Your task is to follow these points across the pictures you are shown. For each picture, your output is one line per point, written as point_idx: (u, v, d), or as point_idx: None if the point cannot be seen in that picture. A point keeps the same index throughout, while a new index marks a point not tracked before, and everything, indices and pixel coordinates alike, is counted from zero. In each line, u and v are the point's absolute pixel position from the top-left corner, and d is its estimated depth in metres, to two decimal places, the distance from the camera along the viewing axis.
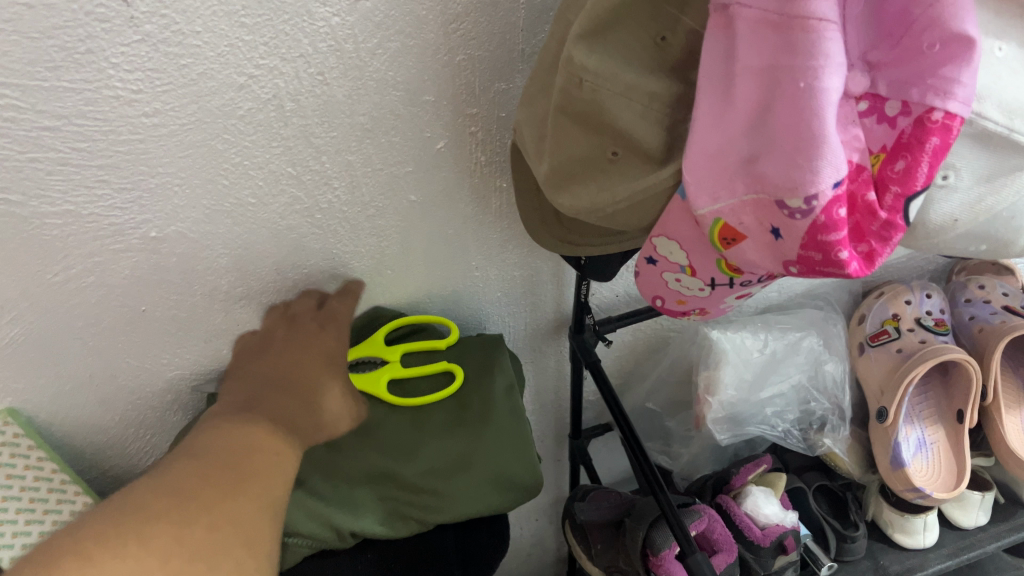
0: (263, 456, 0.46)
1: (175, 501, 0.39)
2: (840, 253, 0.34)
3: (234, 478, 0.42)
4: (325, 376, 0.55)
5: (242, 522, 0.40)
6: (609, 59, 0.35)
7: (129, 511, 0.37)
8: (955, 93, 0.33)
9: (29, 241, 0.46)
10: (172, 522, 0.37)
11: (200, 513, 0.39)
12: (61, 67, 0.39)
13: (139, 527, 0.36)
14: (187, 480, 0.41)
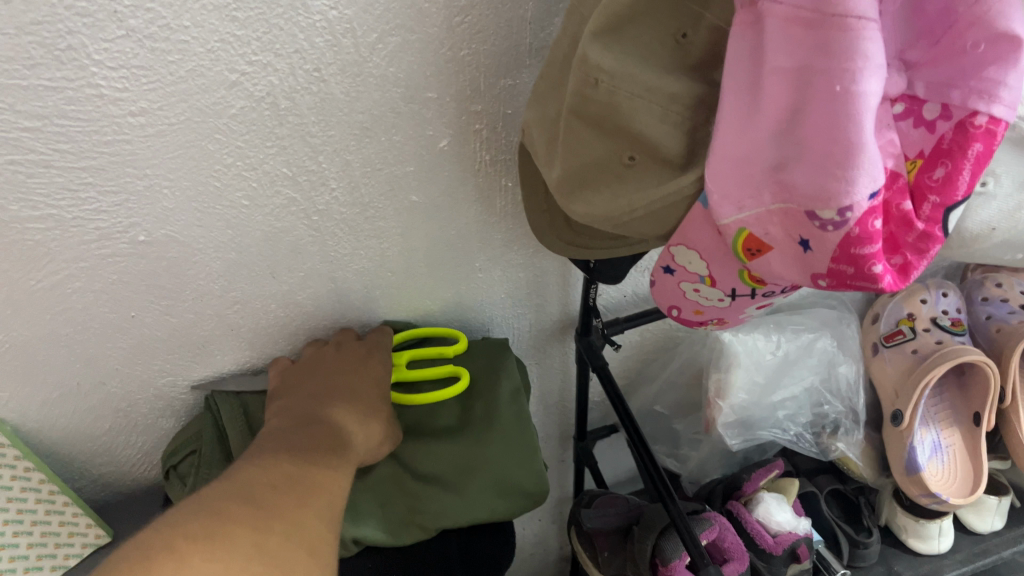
0: (326, 475, 0.43)
1: (253, 516, 0.36)
2: (874, 268, 0.32)
3: (303, 497, 0.40)
4: (376, 400, 0.53)
5: (320, 542, 0.38)
6: (626, 59, 0.33)
7: (209, 523, 0.34)
8: (999, 96, 0.30)
9: (10, 246, 0.43)
10: (257, 538, 0.35)
11: (281, 532, 0.36)
12: (41, 64, 0.37)
13: (226, 542, 0.33)
14: (261, 496, 0.38)
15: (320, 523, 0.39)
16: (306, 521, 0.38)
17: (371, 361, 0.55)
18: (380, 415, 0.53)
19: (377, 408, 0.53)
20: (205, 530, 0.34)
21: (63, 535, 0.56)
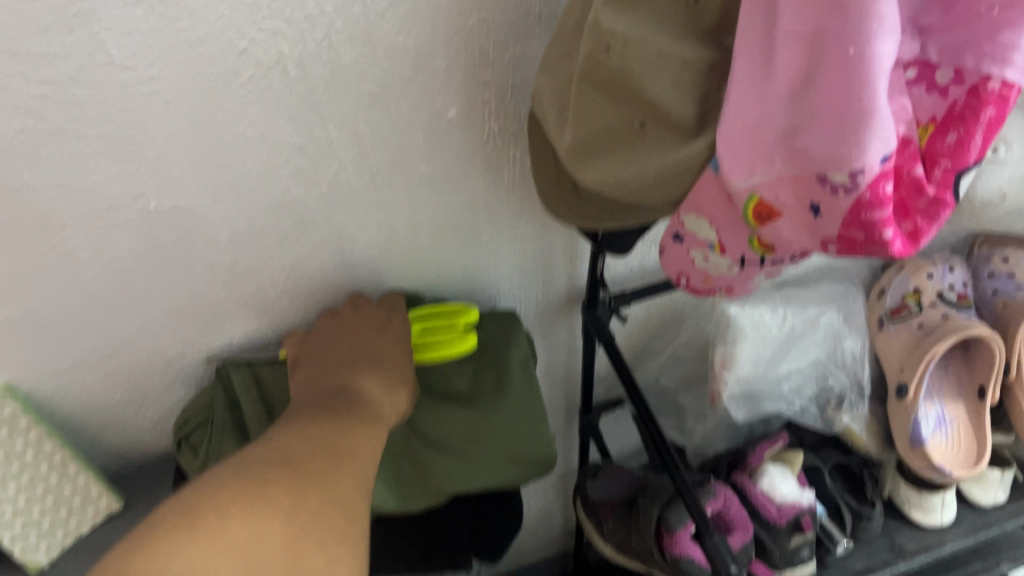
0: (360, 439, 0.44)
1: (289, 479, 0.37)
2: (884, 233, 0.32)
3: (339, 461, 0.40)
4: (402, 365, 0.53)
5: (356, 504, 0.39)
6: (640, 25, 0.33)
7: (245, 489, 0.35)
8: (1013, 60, 0.30)
9: (23, 215, 0.44)
10: (292, 501, 0.36)
11: (318, 492, 0.37)
12: (53, 30, 0.37)
13: (269, 503, 0.35)
14: (297, 462, 0.39)
15: (356, 485, 0.40)
16: (342, 483, 0.39)
17: (393, 325, 0.55)
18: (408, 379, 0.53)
19: (403, 372, 0.53)
20: (240, 494, 0.35)
21: (75, 502, 0.57)
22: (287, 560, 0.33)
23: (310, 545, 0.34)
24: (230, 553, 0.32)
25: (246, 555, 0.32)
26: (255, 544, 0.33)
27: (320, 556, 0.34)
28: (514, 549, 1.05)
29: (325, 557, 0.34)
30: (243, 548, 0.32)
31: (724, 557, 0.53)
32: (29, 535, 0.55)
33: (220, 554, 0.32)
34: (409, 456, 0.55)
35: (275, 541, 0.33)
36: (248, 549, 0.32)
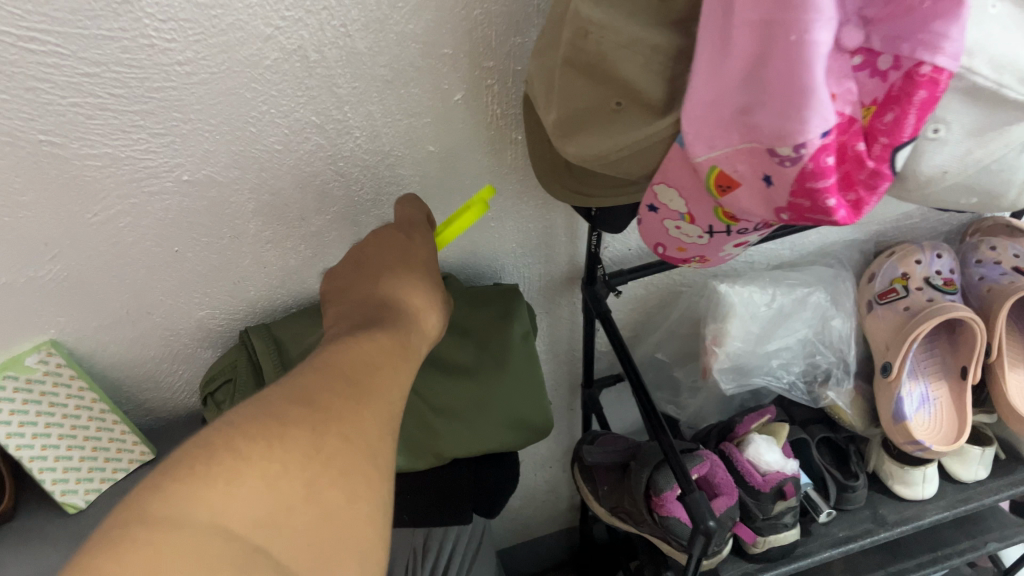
0: (393, 372, 0.41)
1: (314, 411, 0.34)
2: (827, 201, 0.36)
3: (369, 396, 0.38)
4: (430, 295, 0.52)
5: (386, 444, 0.36)
6: (613, 12, 0.37)
7: (267, 421, 0.32)
8: (943, 47, 0.34)
9: (71, 181, 0.49)
10: (317, 436, 0.33)
11: (345, 429, 0.34)
12: (101, 16, 0.42)
13: (292, 444, 0.32)
14: (329, 394, 0.36)
15: (387, 423, 0.37)
16: (371, 420, 0.36)
17: (415, 244, 0.52)
18: (434, 311, 0.51)
19: (434, 299, 0.52)
20: (262, 425, 0.32)
21: (112, 451, 0.63)
22: (305, 506, 0.31)
23: (331, 487, 0.32)
24: (249, 490, 0.30)
25: (264, 498, 0.30)
26: (274, 486, 0.30)
27: (339, 503, 0.32)
28: (520, 521, 1.09)
29: (345, 502, 0.32)
30: (263, 489, 0.30)
31: (703, 513, 0.57)
32: (69, 479, 0.61)
33: (236, 495, 0.29)
34: (412, 421, 0.58)
35: (293, 485, 0.31)
36: (267, 491, 0.30)
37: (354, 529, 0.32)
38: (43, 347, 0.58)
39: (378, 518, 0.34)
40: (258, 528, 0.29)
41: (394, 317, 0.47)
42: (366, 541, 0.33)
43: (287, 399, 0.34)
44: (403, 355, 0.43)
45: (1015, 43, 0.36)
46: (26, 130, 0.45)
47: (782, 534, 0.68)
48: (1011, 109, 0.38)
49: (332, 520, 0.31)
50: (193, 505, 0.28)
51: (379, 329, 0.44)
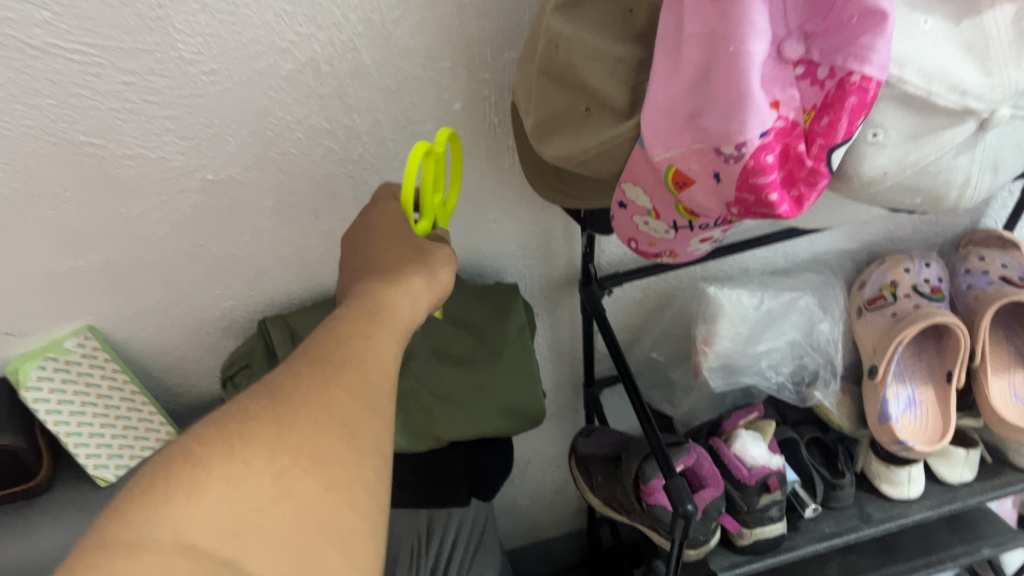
0: (378, 345, 0.38)
1: (279, 407, 0.33)
2: (770, 195, 0.40)
3: (346, 374, 0.35)
4: (427, 250, 0.48)
5: (370, 424, 0.34)
6: (581, 28, 0.42)
7: (229, 428, 0.31)
8: (871, 59, 0.38)
9: (109, 178, 0.55)
10: (282, 434, 0.31)
11: (316, 418, 0.33)
12: (137, 31, 0.48)
13: (250, 446, 0.31)
14: (298, 384, 0.34)
15: (371, 401, 0.35)
16: (348, 401, 0.34)
17: (381, 217, 0.51)
18: (435, 268, 0.47)
19: (429, 249, 0.48)
20: (224, 432, 0.31)
21: (141, 430, 0.68)
22: (276, 510, 0.29)
23: (303, 482, 0.31)
24: (211, 500, 0.29)
25: (229, 508, 0.29)
26: (238, 494, 0.29)
27: (315, 499, 0.30)
28: (530, 521, 1.13)
29: (322, 496, 0.31)
30: (226, 499, 0.29)
31: (683, 496, 0.61)
32: (102, 454, 0.66)
33: (197, 510, 0.28)
34: (412, 404, 0.63)
35: (260, 490, 0.30)
36: (232, 502, 0.29)
37: (338, 519, 0.30)
38: (81, 331, 0.65)
39: (369, 503, 0.32)
40: (225, 540, 0.28)
41: (387, 282, 0.43)
42: (356, 529, 0.31)
43: (253, 401, 0.33)
44: (392, 326, 0.40)
45: (944, 56, 0.40)
46: (71, 131, 0.51)
47: (768, 527, 0.71)
48: (943, 114, 0.41)
49: (309, 517, 0.30)
50: (152, 528, 0.27)
51: (364, 301, 0.41)
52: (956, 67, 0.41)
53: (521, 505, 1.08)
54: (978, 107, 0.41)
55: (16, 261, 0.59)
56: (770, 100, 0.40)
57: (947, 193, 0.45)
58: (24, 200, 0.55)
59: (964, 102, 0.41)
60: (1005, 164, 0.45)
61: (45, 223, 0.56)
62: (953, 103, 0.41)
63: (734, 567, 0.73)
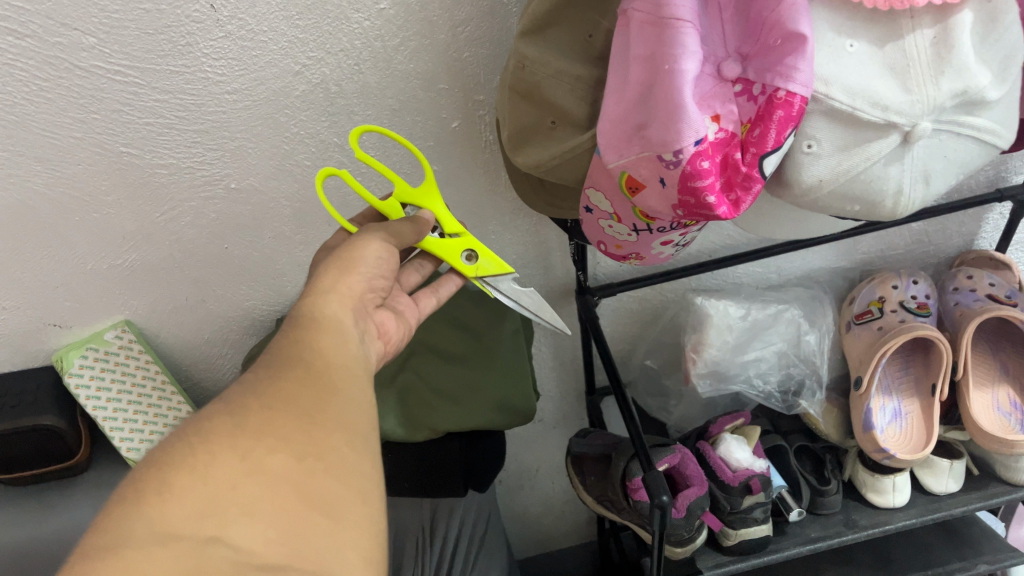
0: (321, 341, 0.42)
1: (237, 406, 0.35)
2: (707, 198, 0.45)
3: (293, 370, 0.39)
4: (349, 240, 0.50)
5: (330, 405, 0.37)
6: (546, 49, 0.48)
7: (189, 433, 0.33)
8: (795, 77, 0.43)
9: (145, 185, 0.62)
10: (245, 426, 0.34)
11: (275, 409, 0.35)
12: (168, 55, 0.55)
13: (217, 438, 0.33)
14: (250, 387, 0.37)
15: (326, 387, 0.38)
16: (303, 390, 0.37)
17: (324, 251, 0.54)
18: (355, 253, 0.49)
19: (351, 240, 0.51)
20: (189, 437, 0.33)
21: (169, 418, 0.74)
22: (254, 487, 0.31)
23: (273, 459, 0.33)
24: (184, 491, 0.30)
25: (204, 495, 0.30)
26: (209, 481, 0.31)
27: (289, 471, 0.33)
28: (542, 530, 1.17)
29: (295, 468, 0.33)
30: (199, 489, 0.31)
31: (660, 487, 0.65)
32: (134, 438, 0.72)
33: (172, 503, 0.30)
34: (414, 398, 0.70)
35: (231, 473, 0.32)
36: (206, 487, 0.31)
37: (317, 485, 0.33)
38: (119, 325, 0.72)
39: (345, 469, 0.34)
40: (205, 521, 0.30)
41: (311, 291, 0.46)
42: (337, 491, 0.33)
43: (214, 407, 0.36)
44: (331, 326, 0.44)
45: (867, 75, 0.45)
46: (112, 143, 0.59)
47: (751, 529, 0.74)
48: (869, 128, 0.46)
49: (287, 487, 0.32)
50: (131, 526, 0.29)
51: (302, 312, 0.45)
52: (879, 85, 0.45)
53: (532, 512, 1.12)
54: (900, 121, 0.45)
55: (64, 259, 0.66)
56: (710, 113, 0.44)
57: (881, 201, 0.49)
58: (71, 204, 0.62)
59: (886, 117, 0.45)
60: (936, 175, 0.49)
61: (90, 225, 0.64)
62: (876, 118, 0.45)
63: (719, 567, 0.77)
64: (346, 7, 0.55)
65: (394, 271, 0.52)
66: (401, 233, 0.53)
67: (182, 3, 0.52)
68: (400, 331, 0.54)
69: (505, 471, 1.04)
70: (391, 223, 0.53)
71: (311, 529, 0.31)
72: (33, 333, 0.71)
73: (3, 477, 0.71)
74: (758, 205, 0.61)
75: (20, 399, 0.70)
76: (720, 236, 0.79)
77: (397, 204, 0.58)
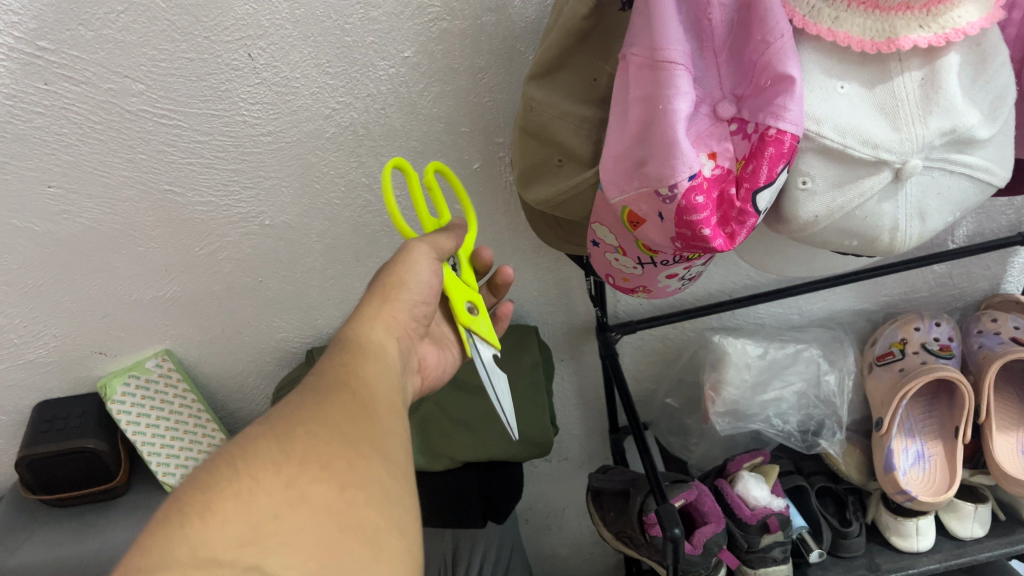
0: (365, 370, 0.40)
1: (282, 432, 0.33)
2: (704, 231, 0.46)
3: (337, 400, 0.37)
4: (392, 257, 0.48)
5: (374, 436, 0.35)
6: (552, 94, 0.52)
7: (231, 458, 0.32)
8: (784, 115, 0.45)
9: (186, 221, 0.67)
10: (288, 452, 0.32)
11: (319, 437, 0.34)
12: (209, 100, 0.59)
13: (259, 466, 0.31)
14: (293, 411, 0.35)
15: (369, 416, 0.37)
16: (345, 417, 0.35)
17: None
18: (399, 277, 0.47)
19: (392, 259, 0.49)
20: (233, 463, 0.31)
21: (204, 444, 0.78)
22: (296, 515, 0.29)
23: (315, 487, 0.31)
24: (225, 519, 0.29)
25: (245, 522, 0.29)
26: (251, 509, 0.29)
27: (332, 501, 0.30)
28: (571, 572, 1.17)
29: (337, 496, 0.31)
30: (240, 517, 0.29)
31: (674, 519, 0.65)
32: (170, 463, 0.75)
33: (212, 530, 0.28)
34: (435, 427, 0.72)
35: (274, 500, 0.30)
36: (246, 515, 0.29)
37: (359, 516, 0.31)
38: (160, 354, 0.77)
39: (387, 501, 0.32)
40: (246, 549, 0.28)
41: (355, 320, 0.45)
42: (379, 522, 0.31)
43: (257, 430, 0.34)
44: (373, 354, 0.42)
45: (857, 115, 0.47)
46: (157, 182, 0.64)
47: (771, 569, 0.73)
48: (863, 166, 0.48)
49: (330, 517, 0.30)
50: (170, 555, 0.27)
51: (350, 336, 0.43)
52: (869, 124, 0.47)
53: (559, 553, 1.13)
54: (890, 158, 0.47)
55: (111, 289, 0.71)
56: (706, 151, 0.47)
57: (878, 236, 0.51)
58: (119, 238, 0.67)
59: (876, 154, 0.47)
60: (931, 213, 0.51)
61: (135, 257, 0.69)
62: (867, 155, 0.47)
63: None
64: (373, 56, 0.59)
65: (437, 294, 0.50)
66: (443, 246, 0.50)
67: (222, 52, 0.57)
68: (439, 364, 0.56)
69: (532, 509, 1.06)
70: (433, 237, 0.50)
71: (353, 560, 0.29)
72: (80, 360, 0.75)
73: (47, 498, 0.75)
74: (765, 243, 0.62)
75: (66, 422, 0.74)
76: (739, 276, 0.81)
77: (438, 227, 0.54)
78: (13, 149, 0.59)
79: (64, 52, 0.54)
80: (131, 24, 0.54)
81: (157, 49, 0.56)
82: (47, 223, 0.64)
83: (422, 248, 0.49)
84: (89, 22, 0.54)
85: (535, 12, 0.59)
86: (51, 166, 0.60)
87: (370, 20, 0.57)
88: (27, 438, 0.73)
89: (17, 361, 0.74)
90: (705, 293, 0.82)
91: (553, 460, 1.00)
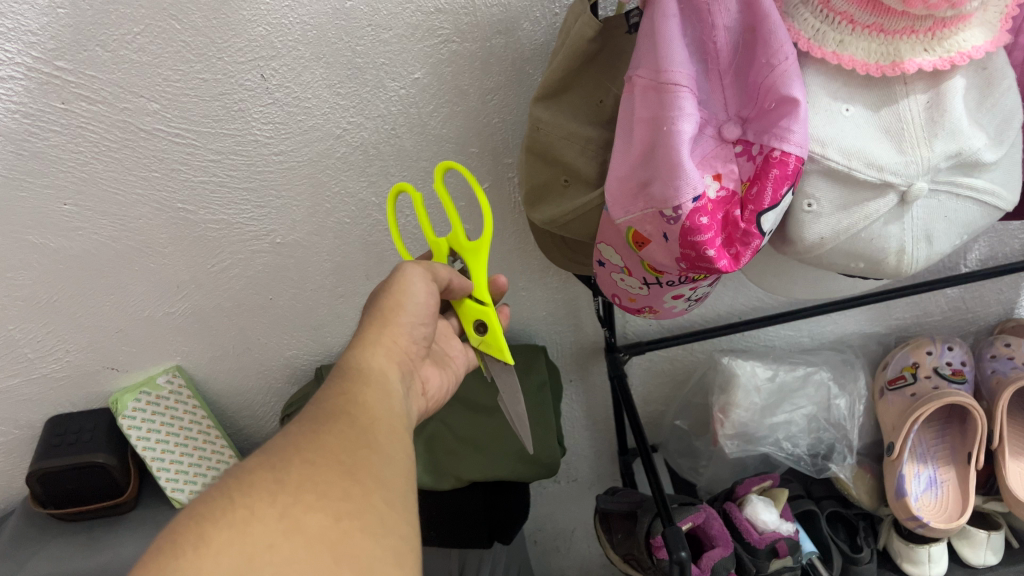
0: (363, 396, 0.40)
1: (278, 460, 0.33)
2: (707, 252, 0.46)
3: (334, 427, 0.36)
4: (390, 278, 0.49)
5: (371, 462, 0.35)
6: (558, 115, 0.53)
7: (227, 488, 0.32)
8: (789, 138, 0.45)
9: (198, 239, 0.68)
10: (284, 481, 0.32)
11: (315, 465, 0.34)
12: (223, 119, 0.60)
13: (255, 495, 0.31)
14: (290, 439, 0.35)
15: (367, 442, 0.36)
16: (343, 445, 0.35)
17: None
18: (395, 300, 0.48)
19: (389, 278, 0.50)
20: (227, 494, 0.31)
21: (212, 460, 0.79)
22: (289, 545, 0.29)
23: (309, 516, 0.31)
24: (218, 548, 0.29)
25: (238, 551, 0.29)
26: (246, 539, 0.29)
27: (328, 531, 0.30)
28: None
29: (332, 526, 0.31)
30: (234, 546, 0.29)
31: (681, 542, 0.65)
32: (178, 479, 0.77)
33: (205, 560, 0.28)
34: (441, 445, 0.73)
35: (269, 531, 0.30)
36: (239, 545, 0.29)
37: (354, 546, 0.30)
38: (170, 370, 0.77)
39: (384, 531, 0.32)
40: None
41: (359, 343, 0.45)
42: (375, 551, 0.31)
43: (254, 459, 0.34)
44: (372, 379, 0.42)
45: (862, 138, 0.47)
46: (170, 200, 0.65)
47: None
48: (868, 188, 0.48)
49: (324, 546, 0.30)
50: None
51: (349, 361, 0.43)
52: (874, 147, 0.47)
53: None
54: (896, 180, 0.47)
55: (123, 305, 0.72)
56: (711, 172, 0.47)
57: (885, 258, 0.51)
58: (132, 255, 0.68)
59: (881, 176, 0.47)
60: (939, 234, 0.51)
61: (148, 274, 0.70)
62: (872, 177, 0.47)
63: None
64: (384, 77, 0.60)
65: (435, 316, 0.51)
66: (437, 271, 0.52)
67: (235, 73, 0.58)
68: (440, 386, 0.55)
69: (540, 530, 1.05)
70: (434, 264, 0.52)
71: None
72: (93, 375, 0.76)
73: (57, 512, 0.76)
74: (773, 264, 0.62)
75: (78, 436, 0.74)
76: (748, 298, 0.81)
77: (447, 248, 0.57)
78: (30, 166, 0.60)
79: (81, 71, 0.55)
80: (148, 45, 0.55)
81: (172, 69, 0.57)
82: (60, 239, 0.65)
83: (413, 272, 0.50)
84: (106, 42, 0.55)
85: (544, 35, 0.60)
86: (68, 184, 0.62)
87: (381, 42, 0.58)
88: (39, 451, 0.73)
89: (31, 376, 0.75)
90: (715, 315, 0.82)
91: (562, 482, 1.00)
